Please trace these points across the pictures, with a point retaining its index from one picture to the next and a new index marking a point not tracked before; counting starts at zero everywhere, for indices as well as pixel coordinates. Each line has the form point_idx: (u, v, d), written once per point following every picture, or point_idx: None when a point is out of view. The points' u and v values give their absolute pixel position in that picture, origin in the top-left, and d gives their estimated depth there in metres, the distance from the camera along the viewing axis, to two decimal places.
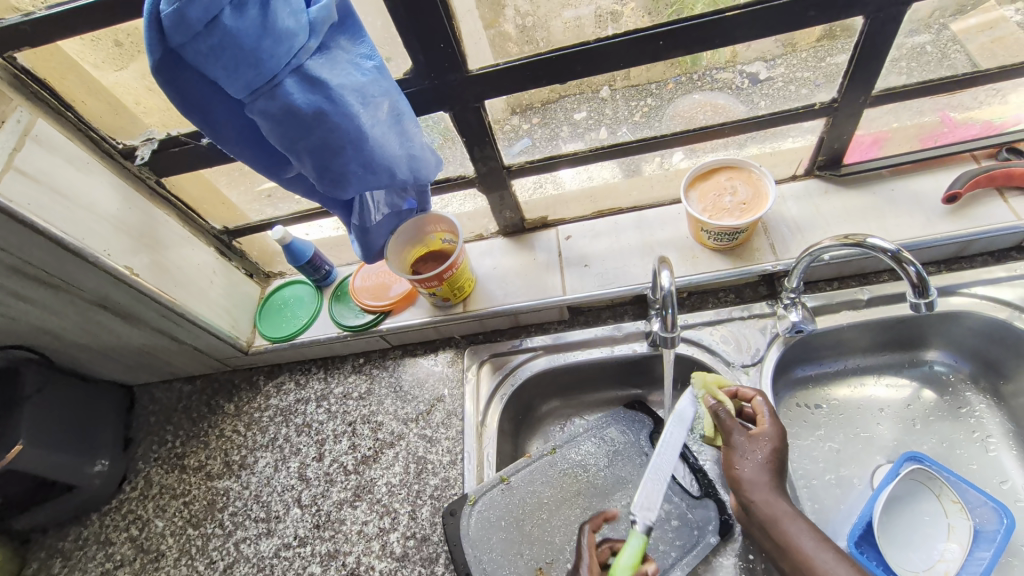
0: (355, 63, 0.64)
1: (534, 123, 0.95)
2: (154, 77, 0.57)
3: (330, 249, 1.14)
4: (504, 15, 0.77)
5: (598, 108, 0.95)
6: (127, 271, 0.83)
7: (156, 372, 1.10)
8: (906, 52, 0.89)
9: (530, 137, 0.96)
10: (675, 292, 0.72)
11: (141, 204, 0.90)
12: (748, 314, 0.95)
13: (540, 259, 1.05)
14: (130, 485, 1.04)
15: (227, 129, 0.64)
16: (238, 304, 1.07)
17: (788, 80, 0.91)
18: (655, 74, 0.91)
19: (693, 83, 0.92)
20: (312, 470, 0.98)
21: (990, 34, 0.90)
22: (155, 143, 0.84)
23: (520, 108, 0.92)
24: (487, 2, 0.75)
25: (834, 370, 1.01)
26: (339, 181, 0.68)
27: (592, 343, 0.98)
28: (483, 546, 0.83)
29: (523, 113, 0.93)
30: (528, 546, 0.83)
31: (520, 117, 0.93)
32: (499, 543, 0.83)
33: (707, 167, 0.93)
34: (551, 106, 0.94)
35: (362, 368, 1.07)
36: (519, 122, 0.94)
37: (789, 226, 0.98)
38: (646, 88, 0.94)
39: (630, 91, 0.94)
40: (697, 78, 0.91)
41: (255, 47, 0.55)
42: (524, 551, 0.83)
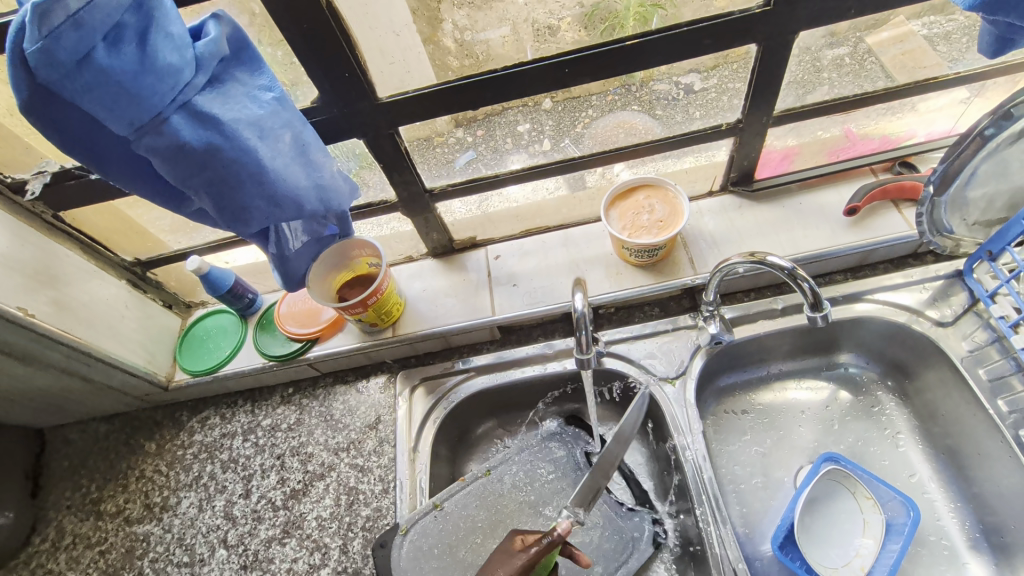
0: (252, 96, 0.62)
1: (478, 136, 0.94)
2: (26, 115, 0.54)
3: (255, 276, 1.10)
4: (443, 29, 0.76)
5: (540, 119, 0.94)
6: (21, 312, 0.78)
7: (68, 413, 1.04)
8: (828, 63, 0.92)
9: (475, 150, 0.95)
10: (588, 313, 0.73)
11: (36, 240, 0.85)
12: (671, 328, 0.98)
13: (470, 278, 1.05)
14: (40, 537, 0.97)
15: (116, 164, 0.61)
16: (156, 338, 1.02)
17: (720, 91, 0.92)
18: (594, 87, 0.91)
19: (630, 95, 0.93)
20: (239, 508, 0.94)
21: (900, 47, 0.92)
22: (48, 176, 0.80)
23: (463, 122, 0.91)
24: (425, 17, 0.74)
25: (757, 376, 1.05)
26: (241, 216, 0.66)
27: (525, 362, 0.99)
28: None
29: (467, 126, 0.92)
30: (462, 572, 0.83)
31: (464, 130, 0.93)
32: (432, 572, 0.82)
33: (625, 187, 0.96)
34: (495, 118, 0.92)
35: (291, 399, 1.04)
36: (464, 135, 0.93)
37: (707, 240, 1.02)
38: (587, 100, 0.93)
39: (570, 105, 0.94)
40: (635, 90, 0.92)
41: (134, 83, 0.53)
42: None
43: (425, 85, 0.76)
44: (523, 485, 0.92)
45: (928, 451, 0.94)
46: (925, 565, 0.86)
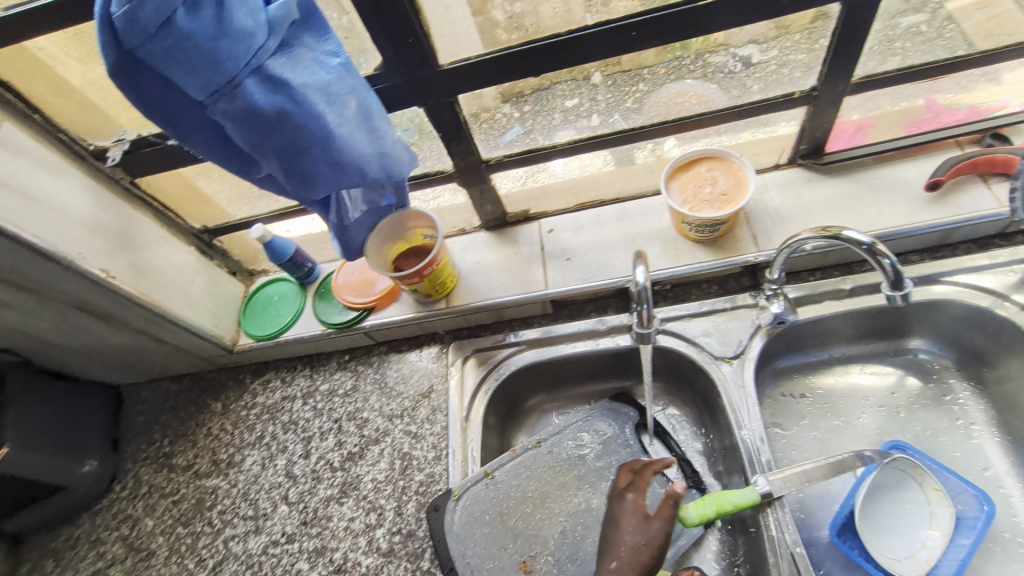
0: (320, 61, 0.63)
1: (526, 111, 0.93)
2: (113, 80, 0.56)
3: (312, 246, 1.13)
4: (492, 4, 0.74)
5: (589, 94, 0.92)
6: (103, 274, 0.83)
7: (143, 372, 1.10)
8: (900, 32, 0.87)
9: (522, 125, 0.94)
10: (650, 287, 0.72)
11: (116, 206, 0.89)
12: (730, 306, 0.95)
13: (523, 252, 1.05)
14: (120, 485, 1.05)
15: (192, 130, 0.63)
16: (221, 303, 1.06)
17: (781, 63, 0.89)
18: (645, 59, 0.88)
19: (685, 67, 0.90)
20: (299, 467, 0.99)
21: (985, 14, 0.88)
22: (126, 144, 0.84)
23: (510, 96, 0.90)
24: None
25: (818, 359, 1.01)
26: (307, 182, 0.67)
27: (577, 337, 0.98)
28: (467, 540, 0.84)
29: (515, 100, 0.91)
30: (512, 540, 0.84)
31: (512, 104, 0.91)
32: (483, 538, 0.84)
33: (687, 158, 0.93)
34: (543, 92, 0.91)
35: (347, 365, 1.07)
36: (511, 110, 0.92)
37: (771, 216, 0.97)
38: (638, 74, 0.91)
39: (620, 79, 0.92)
40: (689, 62, 0.89)
41: (212, 47, 0.55)
42: (509, 545, 0.84)
43: (487, 52, 0.75)
44: (574, 457, 0.92)
45: (1005, 444, 0.89)
46: (997, 562, 0.82)
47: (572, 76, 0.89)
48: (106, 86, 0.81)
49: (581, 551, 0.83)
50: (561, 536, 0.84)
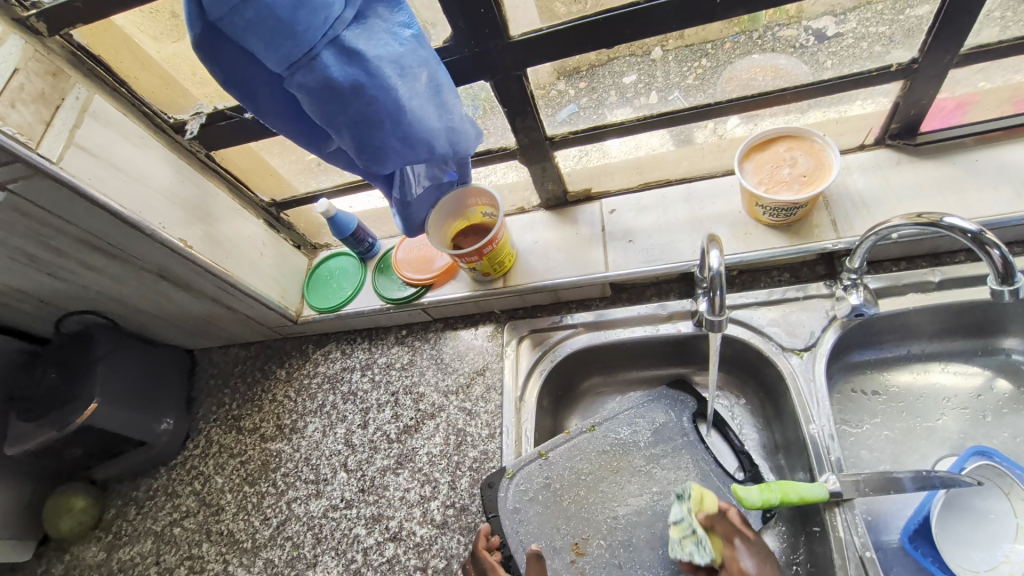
0: (393, 33, 0.62)
1: (581, 88, 0.90)
2: (197, 52, 0.58)
3: (373, 222, 1.15)
4: None
5: (648, 70, 0.88)
6: (182, 243, 0.87)
7: (214, 338, 1.16)
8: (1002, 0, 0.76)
9: (578, 102, 0.91)
10: (724, 273, 0.69)
11: (193, 177, 0.92)
12: (802, 296, 0.90)
13: (583, 233, 1.02)
14: (193, 443, 1.11)
15: (269, 103, 0.64)
16: (287, 275, 1.10)
17: (860, 36, 0.82)
18: (711, 33, 0.83)
19: (752, 43, 0.84)
20: (358, 436, 1.02)
21: None
22: (203, 117, 0.87)
23: (566, 73, 0.87)
24: None
25: (896, 355, 0.94)
26: (377, 156, 0.67)
27: (636, 322, 0.95)
28: (520, 517, 0.84)
29: (570, 78, 0.88)
30: (564, 521, 0.84)
31: (567, 81, 0.89)
32: (535, 517, 0.84)
33: (764, 137, 0.87)
34: (599, 69, 0.87)
35: (405, 340, 1.08)
36: (566, 87, 0.89)
37: (853, 200, 0.91)
38: (701, 49, 0.86)
39: (684, 53, 0.87)
40: (757, 36, 0.84)
41: (292, 18, 0.55)
42: (561, 526, 0.83)
43: (557, 23, 0.73)
44: (629, 443, 0.90)
45: None
46: None
47: (631, 51, 0.85)
48: (187, 60, 0.83)
49: (632, 536, 0.82)
50: (614, 521, 0.84)
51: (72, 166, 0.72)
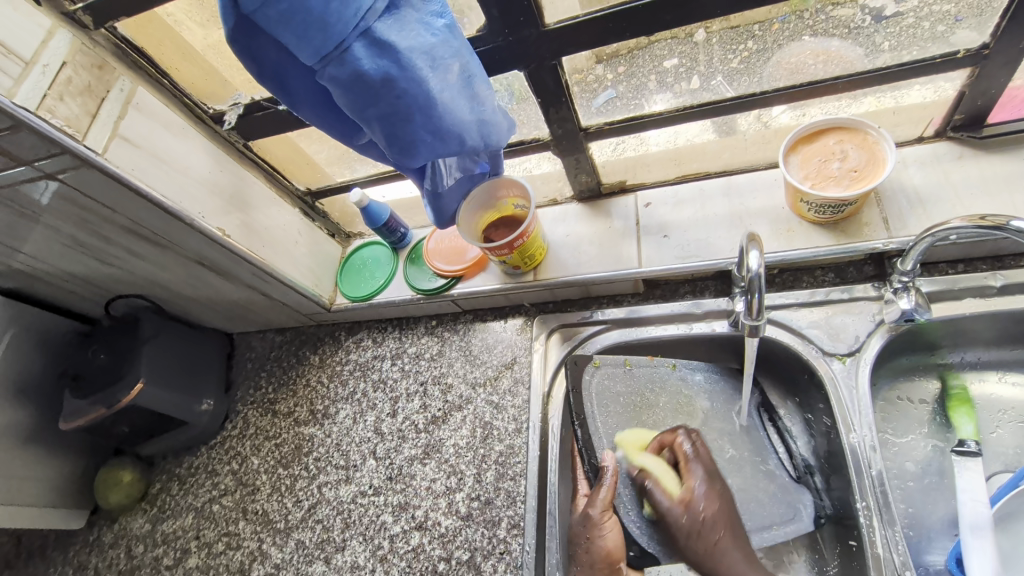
0: (425, 23, 0.61)
1: (620, 73, 0.87)
2: (231, 46, 0.58)
3: (405, 211, 1.15)
4: None
5: (691, 53, 0.86)
6: (220, 232, 0.89)
7: (252, 323, 1.19)
8: None
9: (617, 87, 0.88)
10: (763, 275, 0.66)
11: (231, 167, 0.94)
12: (847, 297, 0.86)
13: (616, 226, 1.00)
14: (231, 424, 1.15)
15: (301, 96, 0.64)
16: (321, 263, 1.11)
17: (921, 15, 0.78)
18: (759, 14, 0.79)
19: (803, 23, 0.81)
20: (387, 425, 1.03)
21: None
22: (241, 108, 0.88)
23: (605, 57, 0.85)
24: None
25: (948, 362, 0.89)
26: (407, 150, 0.66)
27: (668, 320, 0.93)
28: (599, 415, 0.93)
29: (608, 62, 0.86)
30: (640, 436, 0.91)
31: (605, 66, 0.86)
32: (613, 419, 0.93)
33: (812, 129, 0.83)
34: (638, 53, 0.85)
35: (434, 331, 1.09)
36: (605, 72, 0.87)
37: (908, 197, 0.85)
38: (747, 31, 0.82)
39: (727, 36, 0.84)
40: (808, 16, 0.80)
41: (322, 11, 0.54)
42: (637, 439, 0.91)
43: (596, 9, 0.70)
44: (705, 394, 0.93)
45: None
46: None
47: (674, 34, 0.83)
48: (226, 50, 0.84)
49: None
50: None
51: (115, 157, 0.74)
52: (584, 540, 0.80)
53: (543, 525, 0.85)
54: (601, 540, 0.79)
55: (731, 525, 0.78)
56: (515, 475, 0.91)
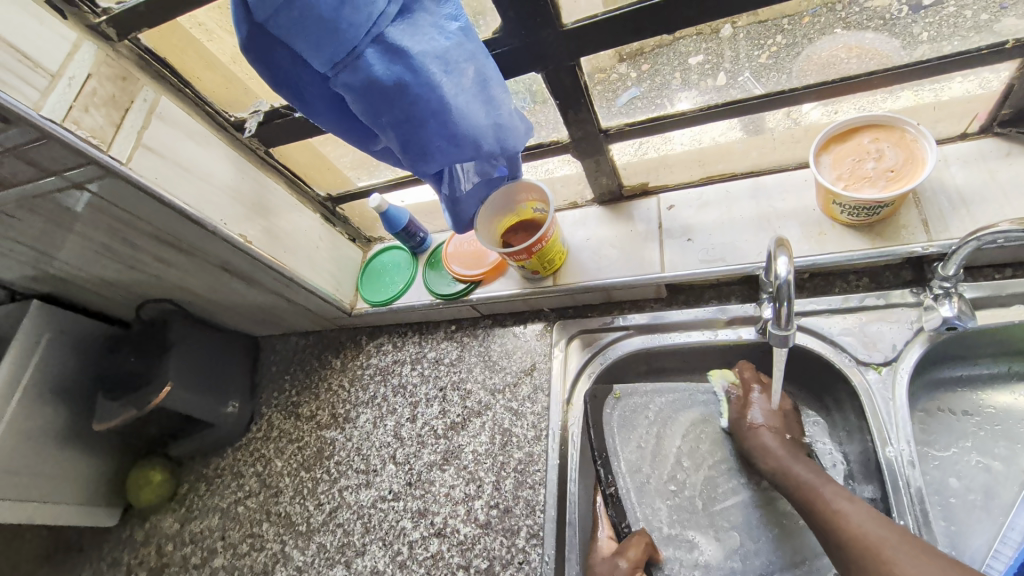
0: (439, 26, 0.60)
1: (643, 70, 0.82)
2: (246, 56, 0.58)
3: (424, 216, 1.15)
4: None
5: (716, 49, 0.79)
6: (242, 239, 0.90)
7: (275, 326, 1.20)
8: None
9: (640, 86, 0.84)
10: (793, 282, 0.63)
11: (253, 173, 0.95)
12: (883, 303, 0.81)
13: (638, 229, 0.97)
14: (256, 426, 1.17)
15: (316, 102, 0.64)
16: (342, 268, 1.12)
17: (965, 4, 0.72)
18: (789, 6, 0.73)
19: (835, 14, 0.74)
20: (406, 429, 1.03)
21: None
22: (261, 115, 0.89)
23: (627, 56, 0.80)
24: None
25: (993, 372, 0.83)
26: (422, 155, 0.66)
27: (693, 326, 0.90)
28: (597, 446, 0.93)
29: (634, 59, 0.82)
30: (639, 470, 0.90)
31: (628, 65, 0.81)
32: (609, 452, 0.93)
33: (845, 127, 0.79)
34: (662, 50, 0.79)
35: (454, 336, 1.08)
36: (627, 71, 0.82)
37: (949, 197, 0.81)
38: (777, 24, 0.75)
39: (755, 32, 0.77)
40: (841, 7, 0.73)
41: (334, 17, 0.54)
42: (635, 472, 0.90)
43: (615, 7, 0.68)
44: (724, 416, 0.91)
45: None
46: None
47: (697, 30, 0.76)
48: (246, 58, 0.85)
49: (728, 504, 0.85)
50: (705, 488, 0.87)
51: (139, 166, 0.75)
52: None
53: (563, 536, 0.84)
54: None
55: (788, 429, 0.82)
56: (535, 484, 0.89)
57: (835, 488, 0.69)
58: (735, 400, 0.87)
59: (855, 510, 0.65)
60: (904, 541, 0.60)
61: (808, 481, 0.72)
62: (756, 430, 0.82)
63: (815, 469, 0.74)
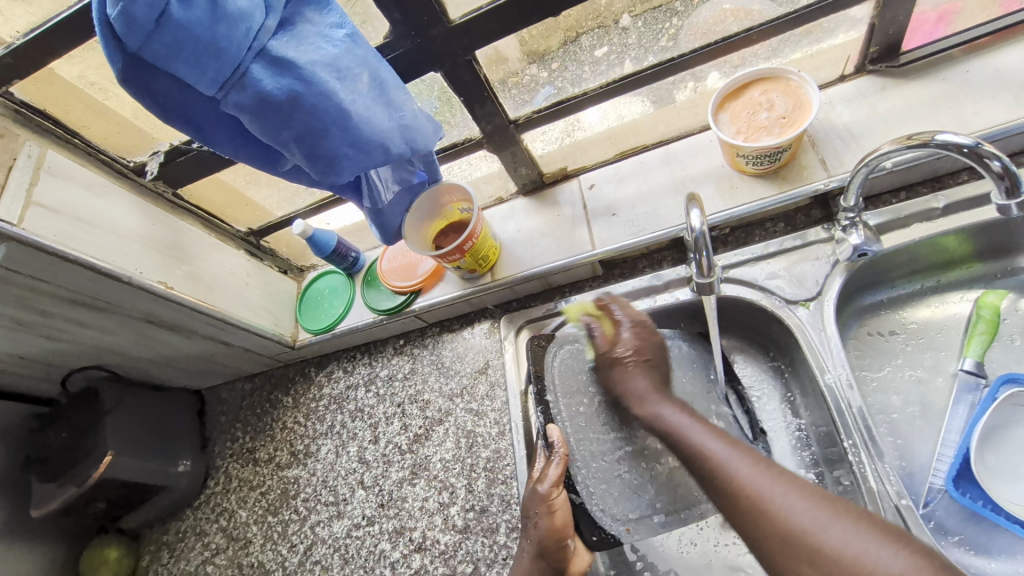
0: (325, 35, 0.60)
1: (553, 68, 0.87)
2: (125, 88, 0.56)
3: (355, 236, 1.13)
4: None
5: (620, 40, 0.86)
6: (163, 285, 0.86)
7: (218, 374, 1.15)
8: None
9: (554, 84, 0.88)
10: (707, 233, 0.65)
11: (163, 218, 0.91)
12: (801, 244, 0.86)
13: (565, 214, 0.99)
14: (214, 481, 1.11)
15: (211, 129, 0.62)
16: (278, 302, 1.09)
17: None
18: None
19: None
20: (370, 452, 1.00)
21: None
22: (161, 155, 0.87)
23: (536, 57, 0.86)
24: None
25: (911, 290, 0.89)
26: (331, 167, 0.65)
27: (632, 296, 0.92)
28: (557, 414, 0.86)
29: (533, 55, 0.85)
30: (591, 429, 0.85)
31: (539, 66, 0.87)
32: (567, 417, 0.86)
33: (736, 84, 0.83)
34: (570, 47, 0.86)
35: (403, 349, 1.07)
36: (539, 71, 0.87)
37: (840, 135, 0.86)
38: (670, 8, 0.84)
39: (652, 18, 0.85)
40: None
41: (211, 36, 0.53)
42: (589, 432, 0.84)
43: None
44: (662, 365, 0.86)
45: None
46: None
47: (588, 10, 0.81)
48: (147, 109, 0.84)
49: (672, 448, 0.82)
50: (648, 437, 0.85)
51: (34, 225, 0.71)
52: (534, 514, 0.75)
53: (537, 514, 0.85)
54: (547, 516, 0.74)
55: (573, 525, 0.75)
56: (507, 479, 0.89)
57: (709, 430, 0.66)
58: (546, 483, 0.76)
59: (685, 423, 0.68)
60: (727, 445, 0.63)
61: (676, 420, 0.69)
62: (631, 371, 0.77)
63: (680, 406, 0.72)
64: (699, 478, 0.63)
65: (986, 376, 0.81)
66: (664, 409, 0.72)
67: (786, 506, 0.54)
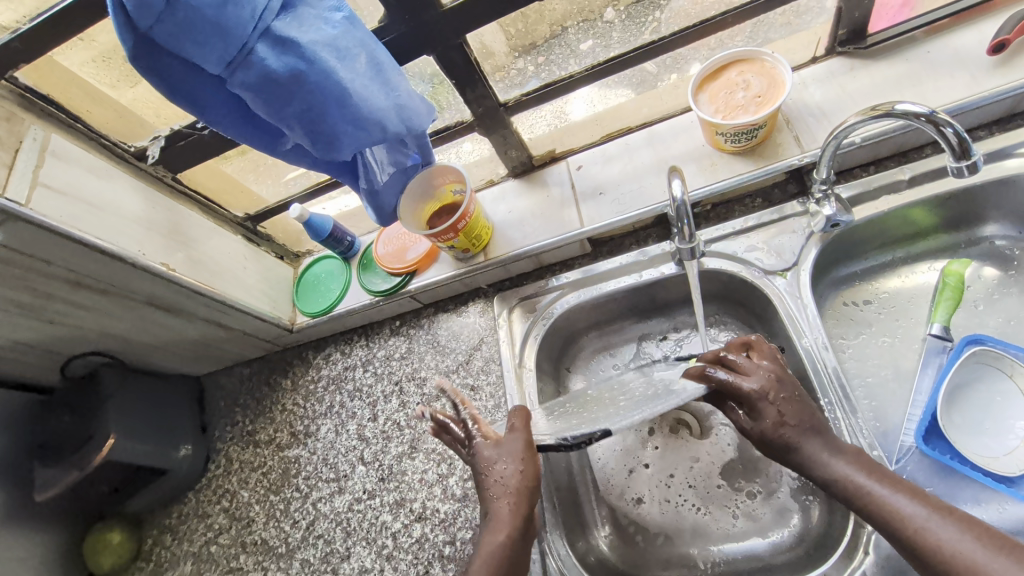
0: (324, 17, 0.63)
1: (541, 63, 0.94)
2: (135, 67, 0.59)
3: (350, 221, 1.17)
4: None
5: (604, 33, 0.92)
6: (165, 268, 0.88)
7: (217, 360, 1.17)
8: None
9: (539, 77, 0.94)
10: (688, 202, 0.70)
11: (163, 202, 0.93)
12: (778, 218, 0.90)
13: (554, 194, 1.03)
14: (215, 464, 1.13)
15: (216, 109, 0.65)
16: (275, 286, 1.11)
17: None
18: None
19: None
20: (369, 429, 1.03)
21: None
22: (162, 140, 0.89)
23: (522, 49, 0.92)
24: None
25: (880, 262, 0.95)
26: (332, 144, 0.68)
27: (619, 272, 0.96)
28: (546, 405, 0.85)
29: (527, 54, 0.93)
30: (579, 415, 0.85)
31: (524, 59, 0.93)
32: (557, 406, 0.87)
33: (714, 65, 0.88)
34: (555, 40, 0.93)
35: (400, 330, 1.10)
36: (525, 65, 0.94)
37: (813, 114, 0.91)
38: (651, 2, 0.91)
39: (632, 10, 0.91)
40: None
41: (219, 16, 0.56)
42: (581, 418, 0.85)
43: None
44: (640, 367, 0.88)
45: None
46: None
47: None
48: (150, 96, 0.87)
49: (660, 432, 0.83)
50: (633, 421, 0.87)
51: (41, 207, 0.73)
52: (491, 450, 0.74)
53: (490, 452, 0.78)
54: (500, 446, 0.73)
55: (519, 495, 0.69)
56: None
57: (879, 478, 0.64)
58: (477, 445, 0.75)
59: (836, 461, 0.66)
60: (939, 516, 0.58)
61: (832, 463, 0.66)
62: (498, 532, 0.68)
63: (856, 459, 0.66)
64: (856, 507, 0.64)
65: (952, 340, 0.86)
66: (819, 450, 0.67)
67: (970, 551, 0.55)
